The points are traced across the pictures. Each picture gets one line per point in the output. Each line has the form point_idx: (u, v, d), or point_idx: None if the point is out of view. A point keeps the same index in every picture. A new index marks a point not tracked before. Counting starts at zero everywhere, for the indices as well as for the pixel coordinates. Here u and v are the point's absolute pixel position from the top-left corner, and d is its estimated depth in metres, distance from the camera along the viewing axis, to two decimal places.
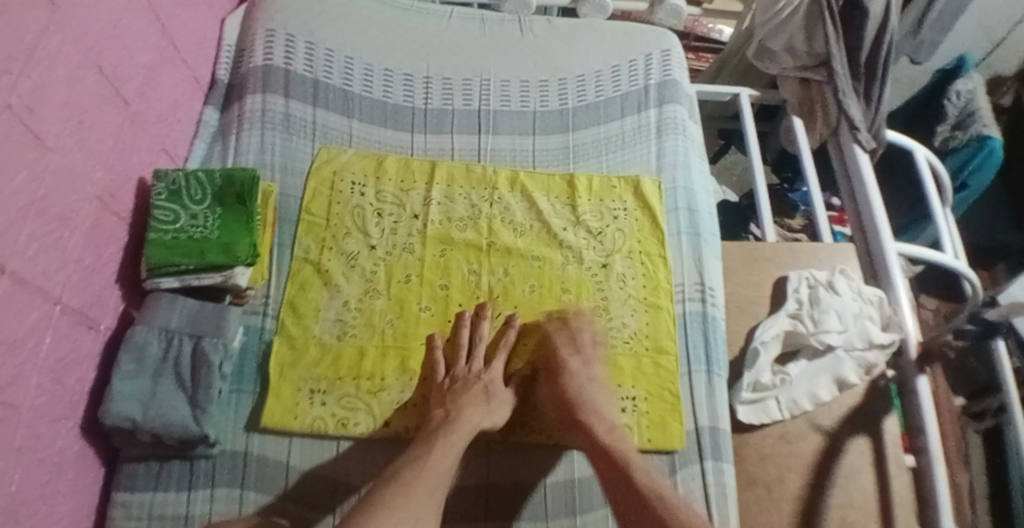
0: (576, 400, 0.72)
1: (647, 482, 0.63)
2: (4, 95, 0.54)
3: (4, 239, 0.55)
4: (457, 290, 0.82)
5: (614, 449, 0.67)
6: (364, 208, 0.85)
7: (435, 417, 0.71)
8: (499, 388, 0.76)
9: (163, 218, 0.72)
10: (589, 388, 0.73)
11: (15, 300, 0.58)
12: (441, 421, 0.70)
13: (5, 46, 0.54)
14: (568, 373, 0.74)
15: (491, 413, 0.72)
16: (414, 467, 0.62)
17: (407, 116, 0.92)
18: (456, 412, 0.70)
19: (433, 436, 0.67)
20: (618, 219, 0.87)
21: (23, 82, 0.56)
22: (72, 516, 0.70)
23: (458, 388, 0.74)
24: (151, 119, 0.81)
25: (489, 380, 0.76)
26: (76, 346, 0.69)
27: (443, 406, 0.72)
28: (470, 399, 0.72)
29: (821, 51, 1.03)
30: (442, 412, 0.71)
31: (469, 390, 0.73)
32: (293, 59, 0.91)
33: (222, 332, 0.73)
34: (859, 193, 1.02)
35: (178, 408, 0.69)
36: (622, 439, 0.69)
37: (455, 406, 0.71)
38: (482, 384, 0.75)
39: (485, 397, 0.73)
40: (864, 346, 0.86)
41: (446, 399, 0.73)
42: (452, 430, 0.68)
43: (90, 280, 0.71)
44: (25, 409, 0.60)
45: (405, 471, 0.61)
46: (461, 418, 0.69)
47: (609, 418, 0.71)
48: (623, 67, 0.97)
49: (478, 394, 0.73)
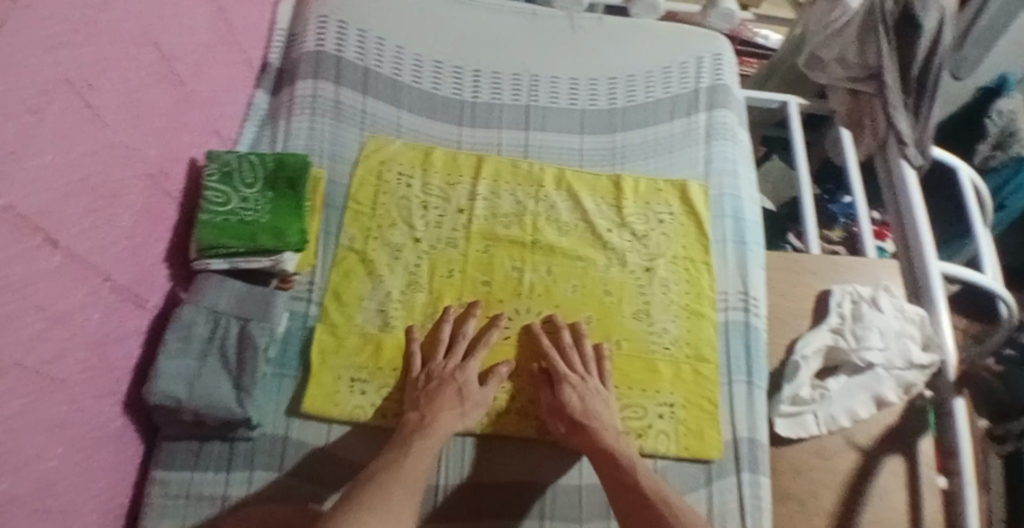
0: (581, 413, 0.72)
1: (649, 481, 0.67)
2: (65, 68, 0.54)
3: (58, 214, 0.55)
4: (499, 287, 0.82)
5: (618, 453, 0.70)
6: (410, 200, 0.85)
7: (410, 419, 0.71)
8: (474, 389, 0.74)
9: (215, 200, 0.73)
10: (591, 400, 0.73)
11: (65, 274, 0.58)
12: (415, 425, 0.69)
13: (68, 18, 0.53)
14: (572, 386, 0.74)
15: (464, 416, 0.71)
16: (391, 468, 0.63)
17: (455, 109, 0.91)
18: (430, 416, 0.70)
19: (407, 440, 0.68)
20: (663, 223, 0.86)
21: (83, 56, 0.56)
22: (110, 489, 0.71)
23: (432, 389, 0.73)
24: (204, 99, 0.82)
25: (462, 381, 0.73)
26: (124, 323, 0.70)
27: (418, 409, 0.71)
28: (443, 404, 0.71)
29: (873, 63, 1.01)
30: (417, 415, 0.71)
31: (443, 394, 0.72)
32: (344, 45, 0.91)
33: (269, 316, 0.73)
34: (905, 209, 1.00)
35: (221, 389, 0.69)
36: (626, 442, 0.72)
37: (430, 410, 0.70)
38: (456, 384, 0.73)
39: (460, 399, 0.72)
40: (903, 365, 0.86)
41: (420, 402, 0.72)
42: (427, 435, 0.68)
43: (140, 257, 0.71)
44: (70, 384, 0.61)
45: (382, 474, 0.62)
46: (433, 425, 0.69)
47: (613, 425, 0.73)
48: (674, 69, 0.96)
49: (451, 397, 0.72)
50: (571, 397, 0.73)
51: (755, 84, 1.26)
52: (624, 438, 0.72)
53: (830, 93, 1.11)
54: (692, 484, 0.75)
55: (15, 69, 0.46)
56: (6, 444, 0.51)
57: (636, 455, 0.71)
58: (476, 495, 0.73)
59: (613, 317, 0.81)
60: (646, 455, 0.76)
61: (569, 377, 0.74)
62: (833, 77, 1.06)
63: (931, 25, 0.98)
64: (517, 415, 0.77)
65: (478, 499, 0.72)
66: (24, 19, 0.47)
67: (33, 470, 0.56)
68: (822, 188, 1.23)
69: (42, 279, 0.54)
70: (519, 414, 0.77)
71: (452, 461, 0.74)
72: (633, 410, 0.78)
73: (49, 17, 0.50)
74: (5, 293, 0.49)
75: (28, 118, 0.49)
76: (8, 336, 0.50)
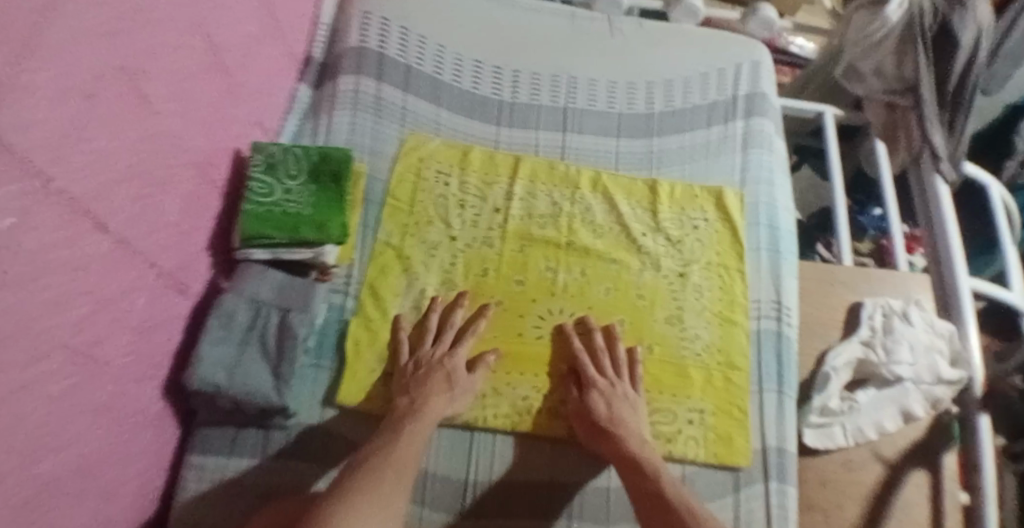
0: (608, 417, 0.73)
1: (674, 491, 0.67)
2: (116, 54, 0.54)
3: (107, 199, 0.56)
4: (533, 287, 0.83)
5: (643, 462, 0.70)
6: (447, 198, 0.87)
7: (400, 404, 0.72)
8: (462, 375, 0.75)
9: (259, 190, 0.75)
10: (618, 405, 0.74)
11: (112, 258, 0.59)
12: (406, 409, 0.71)
13: (120, 4, 0.53)
14: (599, 391, 0.75)
15: (452, 401, 0.73)
16: (384, 453, 0.64)
17: (494, 109, 0.93)
18: (421, 401, 0.71)
19: (399, 423, 0.69)
20: (697, 229, 0.87)
21: (134, 44, 0.56)
22: (147, 472, 0.72)
23: (420, 374, 0.74)
24: (250, 91, 0.82)
25: (450, 367, 0.74)
26: (167, 309, 0.71)
27: (408, 393, 0.72)
28: (432, 388, 0.72)
29: (910, 76, 1.01)
30: (406, 400, 0.72)
31: (432, 379, 0.73)
32: (387, 42, 0.93)
33: (309, 307, 0.75)
34: (937, 225, 1.00)
35: (260, 378, 0.71)
36: (651, 450, 0.72)
37: (420, 395, 0.72)
38: (445, 370, 0.74)
39: (449, 383, 0.73)
40: (932, 380, 0.86)
41: (409, 387, 0.73)
42: (418, 420, 0.69)
43: (184, 244, 0.72)
44: (113, 367, 0.62)
45: (374, 457, 0.63)
46: (423, 409, 0.70)
47: (638, 431, 0.73)
48: (713, 76, 0.97)
49: (440, 382, 0.73)
50: (596, 403, 0.74)
51: (791, 93, 1.25)
52: (648, 446, 0.72)
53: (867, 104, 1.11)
54: (719, 491, 0.75)
55: (68, 55, 0.47)
56: (48, 423, 0.52)
57: (658, 460, 0.71)
58: (506, 492, 0.74)
59: (644, 321, 0.82)
60: (674, 459, 0.76)
61: (596, 382, 0.75)
62: (869, 88, 1.07)
63: (968, 40, 0.99)
64: (547, 415, 0.77)
65: (507, 496, 0.73)
66: (76, 5, 0.47)
67: (73, 450, 0.57)
68: (853, 198, 1.23)
69: (90, 263, 0.55)
70: (548, 413, 0.77)
71: (483, 456, 0.75)
72: (663, 414, 0.78)
73: (102, 4, 0.51)
74: (51, 276, 0.49)
75: (80, 104, 0.50)
76: (54, 318, 0.51)
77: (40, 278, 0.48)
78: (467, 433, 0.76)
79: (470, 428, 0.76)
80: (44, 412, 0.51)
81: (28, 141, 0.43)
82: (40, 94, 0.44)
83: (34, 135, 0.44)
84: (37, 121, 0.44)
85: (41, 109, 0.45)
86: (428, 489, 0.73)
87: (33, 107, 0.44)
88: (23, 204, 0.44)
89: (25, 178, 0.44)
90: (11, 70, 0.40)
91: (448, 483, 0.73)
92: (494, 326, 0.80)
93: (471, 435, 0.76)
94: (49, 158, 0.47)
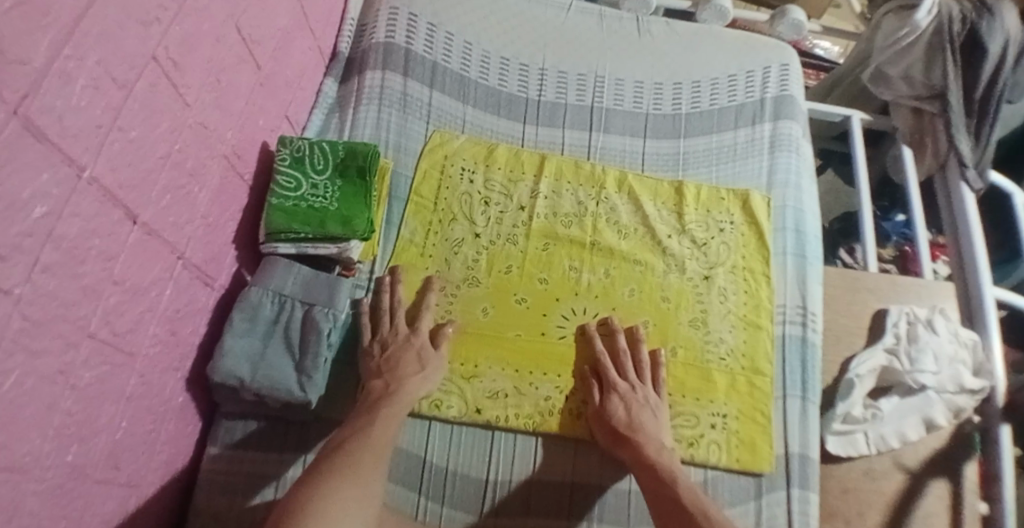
0: (629, 422, 0.72)
1: (688, 495, 0.66)
2: (152, 45, 0.53)
3: (140, 189, 0.56)
4: (557, 286, 0.83)
5: (661, 468, 0.69)
6: (472, 196, 0.88)
7: (374, 387, 0.72)
8: (431, 352, 0.75)
9: (286, 184, 0.75)
10: (637, 410, 0.74)
11: (143, 249, 0.58)
12: (381, 393, 0.71)
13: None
14: (619, 395, 0.75)
15: (426, 379, 0.73)
16: (361, 435, 0.66)
17: (520, 106, 0.96)
18: (396, 384, 0.72)
19: (376, 406, 0.70)
20: (724, 232, 0.88)
21: (170, 34, 0.56)
22: (169, 464, 0.71)
23: (390, 357, 0.74)
24: (280, 84, 0.82)
25: (420, 345, 0.75)
26: (193, 301, 0.70)
27: (382, 376, 0.73)
28: (405, 370, 0.73)
29: (938, 83, 1.01)
30: (381, 384, 0.72)
31: (403, 360, 0.74)
32: (414, 38, 0.96)
33: (333, 303, 0.74)
34: (963, 234, 0.98)
35: (284, 371, 0.71)
36: (669, 455, 0.71)
37: (394, 378, 0.72)
38: (414, 349, 0.75)
39: (420, 363, 0.74)
40: (955, 390, 0.85)
41: (382, 369, 0.73)
42: (395, 401, 0.70)
43: (213, 236, 0.72)
44: (141, 358, 0.61)
45: (350, 441, 0.65)
46: (400, 390, 0.71)
47: (657, 437, 0.73)
48: (740, 78, 1.00)
49: (411, 361, 0.74)
50: (616, 407, 0.74)
51: (817, 96, 1.25)
52: (666, 451, 0.72)
53: (894, 109, 1.10)
54: (742, 496, 0.75)
55: (107, 42, 0.47)
56: (77, 412, 0.52)
57: (677, 465, 0.70)
58: (529, 489, 0.74)
59: (670, 323, 0.82)
60: (697, 463, 0.76)
61: (618, 386, 0.75)
62: (897, 94, 1.05)
63: (997, 49, 0.98)
64: (569, 417, 0.76)
65: (529, 495, 0.73)
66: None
67: (100, 439, 0.57)
68: (877, 204, 1.22)
69: (122, 253, 0.55)
70: (571, 414, 0.77)
71: (503, 457, 0.75)
72: (685, 418, 0.77)
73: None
74: (83, 265, 0.49)
75: (117, 92, 0.50)
76: (86, 307, 0.51)
77: (71, 268, 0.48)
78: (487, 431, 0.76)
79: (491, 427, 0.76)
80: (73, 401, 0.51)
81: (64, 129, 0.43)
82: (77, 82, 0.44)
83: (70, 122, 0.44)
84: (73, 108, 0.44)
85: (78, 97, 0.44)
86: (450, 487, 0.73)
87: (70, 94, 0.44)
88: (57, 191, 0.44)
89: (60, 166, 0.44)
90: (48, 57, 0.40)
91: (468, 481, 0.73)
92: (517, 325, 0.80)
93: (492, 433, 0.76)
94: (86, 146, 0.46)
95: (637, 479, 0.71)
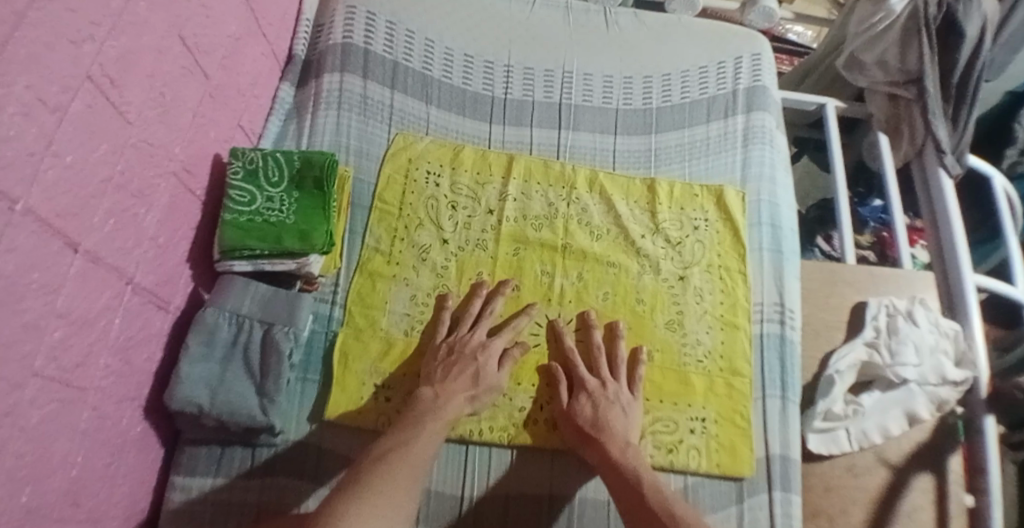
0: (598, 422, 0.70)
1: (656, 495, 0.64)
2: (87, 64, 0.48)
3: (82, 216, 0.51)
4: (529, 291, 0.81)
5: (627, 467, 0.67)
6: (439, 200, 0.85)
7: (423, 396, 0.70)
8: (491, 372, 0.73)
9: (240, 199, 0.72)
10: (606, 409, 0.72)
11: (89, 279, 0.53)
12: (430, 402, 0.69)
13: (90, 9, 0.48)
14: (587, 394, 0.73)
15: (475, 399, 0.71)
16: (402, 447, 0.63)
17: (486, 105, 0.93)
18: (445, 396, 0.70)
19: (418, 420, 0.67)
20: (698, 230, 0.86)
21: (107, 51, 0.51)
22: (131, 496, 0.67)
23: (451, 360, 0.73)
24: (231, 93, 0.78)
25: (482, 362, 0.73)
26: (147, 325, 0.65)
27: (433, 385, 0.71)
28: (458, 386, 0.71)
29: (914, 67, 0.98)
30: (431, 392, 0.70)
31: (460, 374, 0.72)
32: (373, 38, 0.93)
33: (294, 320, 0.72)
34: (941, 220, 0.97)
35: (245, 396, 0.68)
36: (635, 455, 0.69)
37: (444, 389, 0.70)
38: (475, 365, 0.72)
39: (473, 382, 0.71)
40: (938, 382, 0.83)
41: (436, 378, 0.72)
42: (439, 418, 0.67)
43: (164, 257, 0.67)
44: (93, 391, 0.56)
45: (393, 453, 0.62)
46: (446, 406, 0.69)
47: (627, 437, 0.71)
48: (711, 69, 0.98)
49: (466, 377, 0.72)
50: (583, 406, 0.72)
51: (790, 84, 1.24)
52: (633, 449, 0.70)
53: (868, 96, 1.09)
54: (723, 501, 0.73)
55: (36, 64, 0.42)
56: (26, 454, 0.47)
57: (644, 466, 0.68)
58: (505, 505, 0.72)
59: (646, 326, 0.80)
60: (676, 470, 0.74)
61: (586, 384, 0.74)
62: (872, 80, 1.03)
63: (973, 34, 0.96)
64: (544, 428, 0.74)
65: (506, 505, 0.72)
66: (42, 13, 0.42)
67: (55, 480, 0.52)
68: (853, 191, 1.21)
69: (65, 285, 0.50)
70: (547, 424, 0.75)
71: (481, 471, 0.73)
72: (663, 423, 0.76)
73: (72, 10, 0.46)
74: (23, 300, 0.44)
75: (49, 117, 0.45)
76: (28, 343, 0.46)
77: (11, 301, 0.43)
78: (462, 446, 0.74)
79: (465, 441, 0.73)
80: (21, 443, 0.46)
81: None
82: (5, 111, 0.39)
83: None
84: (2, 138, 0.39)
85: (8, 127, 0.40)
86: (425, 504, 0.70)
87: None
88: None
89: None
90: None
91: (444, 499, 0.71)
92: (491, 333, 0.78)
93: (466, 448, 0.74)
94: (20, 175, 0.42)
95: (606, 483, 0.68)
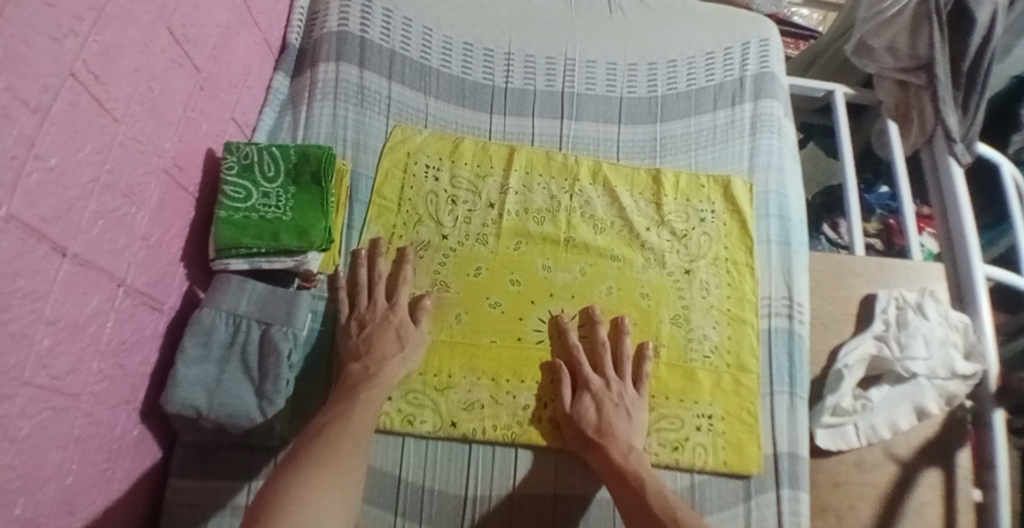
0: (602, 426, 0.69)
1: (656, 495, 0.64)
2: (68, 61, 0.46)
3: (67, 219, 0.48)
4: (529, 287, 0.79)
5: (631, 471, 0.66)
6: (438, 194, 0.83)
7: (352, 371, 0.69)
8: (410, 329, 0.73)
9: (234, 195, 0.70)
10: (612, 412, 0.71)
11: (78, 284, 0.51)
12: (360, 375, 0.68)
13: (71, 2, 0.45)
14: (592, 395, 0.72)
15: (406, 360, 0.71)
16: (340, 421, 0.63)
17: (486, 94, 0.91)
18: (375, 366, 0.69)
19: (356, 389, 0.67)
20: (704, 222, 0.84)
21: (90, 46, 0.48)
22: (129, 501, 0.65)
23: (367, 334, 0.72)
24: (223, 85, 0.76)
25: (399, 323, 0.73)
26: (141, 327, 0.63)
27: (360, 359, 0.70)
28: (384, 350, 0.70)
29: (924, 54, 0.95)
30: (360, 366, 0.69)
31: (382, 340, 0.71)
32: (369, 26, 0.90)
33: (292, 320, 0.70)
34: (950, 211, 0.94)
35: (243, 397, 0.67)
36: (639, 460, 0.68)
37: (373, 360, 0.69)
38: (393, 326, 0.72)
39: (399, 341, 0.71)
40: (947, 375, 0.82)
41: (359, 352, 0.70)
42: (373, 384, 0.67)
43: (157, 257, 0.65)
44: (86, 396, 0.55)
45: (330, 427, 0.62)
46: (379, 375, 0.68)
47: (636, 441, 0.70)
48: (717, 55, 0.95)
49: (390, 340, 0.71)
50: (587, 408, 0.71)
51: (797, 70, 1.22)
52: (636, 453, 0.69)
53: (878, 82, 1.06)
54: (730, 500, 0.72)
55: (15, 64, 0.39)
56: (18, 466, 0.46)
57: (648, 469, 0.67)
58: (510, 506, 0.70)
59: (651, 321, 0.79)
60: (682, 468, 0.73)
61: (590, 385, 0.73)
62: (881, 66, 1.00)
63: (985, 19, 0.93)
64: (547, 429, 0.73)
65: (511, 506, 0.70)
66: (20, 10, 0.39)
67: (50, 489, 0.51)
68: (861, 177, 1.19)
69: (52, 292, 0.48)
70: (552, 423, 0.73)
71: (482, 469, 0.71)
72: (670, 420, 0.74)
73: (50, 5, 0.43)
74: (9, 310, 0.42)
75: (30, 118, 0.42)
76: (16, 353, 0.44)
77: None
78: (465, 445, 0.72)
79: (468, 440, 0.72)
80: (12, 454, 0.45)
81: None
82: None
83: None
84: None
85: None
86: (426, 505, 0.69)
87: None
88: None
89: None
90: None
91: (446, 498, 0.70)
92: (489, 330, 0.76)
93: (469, 446, 0.72)
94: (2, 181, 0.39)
95: (608, 487, 0.67)
